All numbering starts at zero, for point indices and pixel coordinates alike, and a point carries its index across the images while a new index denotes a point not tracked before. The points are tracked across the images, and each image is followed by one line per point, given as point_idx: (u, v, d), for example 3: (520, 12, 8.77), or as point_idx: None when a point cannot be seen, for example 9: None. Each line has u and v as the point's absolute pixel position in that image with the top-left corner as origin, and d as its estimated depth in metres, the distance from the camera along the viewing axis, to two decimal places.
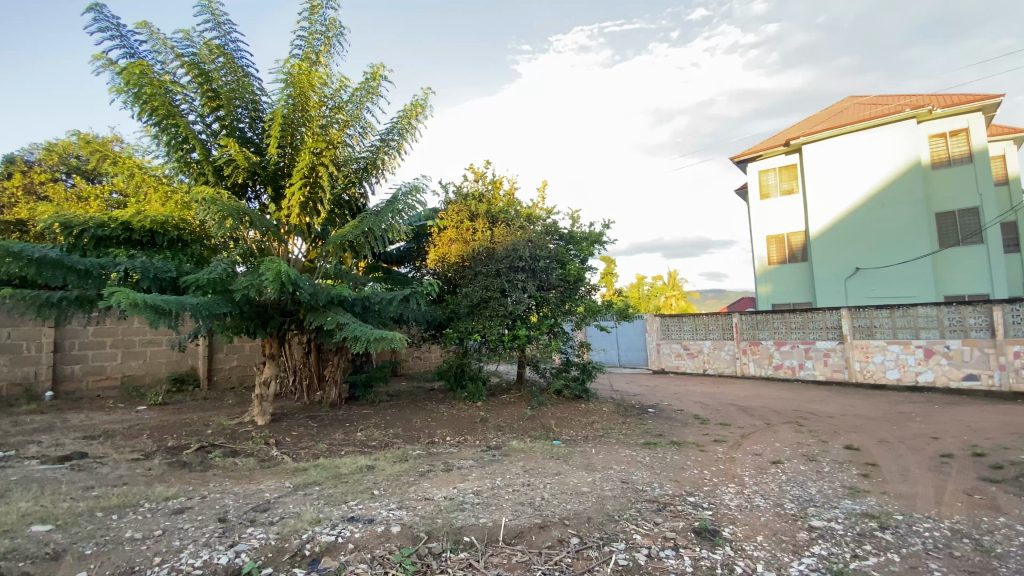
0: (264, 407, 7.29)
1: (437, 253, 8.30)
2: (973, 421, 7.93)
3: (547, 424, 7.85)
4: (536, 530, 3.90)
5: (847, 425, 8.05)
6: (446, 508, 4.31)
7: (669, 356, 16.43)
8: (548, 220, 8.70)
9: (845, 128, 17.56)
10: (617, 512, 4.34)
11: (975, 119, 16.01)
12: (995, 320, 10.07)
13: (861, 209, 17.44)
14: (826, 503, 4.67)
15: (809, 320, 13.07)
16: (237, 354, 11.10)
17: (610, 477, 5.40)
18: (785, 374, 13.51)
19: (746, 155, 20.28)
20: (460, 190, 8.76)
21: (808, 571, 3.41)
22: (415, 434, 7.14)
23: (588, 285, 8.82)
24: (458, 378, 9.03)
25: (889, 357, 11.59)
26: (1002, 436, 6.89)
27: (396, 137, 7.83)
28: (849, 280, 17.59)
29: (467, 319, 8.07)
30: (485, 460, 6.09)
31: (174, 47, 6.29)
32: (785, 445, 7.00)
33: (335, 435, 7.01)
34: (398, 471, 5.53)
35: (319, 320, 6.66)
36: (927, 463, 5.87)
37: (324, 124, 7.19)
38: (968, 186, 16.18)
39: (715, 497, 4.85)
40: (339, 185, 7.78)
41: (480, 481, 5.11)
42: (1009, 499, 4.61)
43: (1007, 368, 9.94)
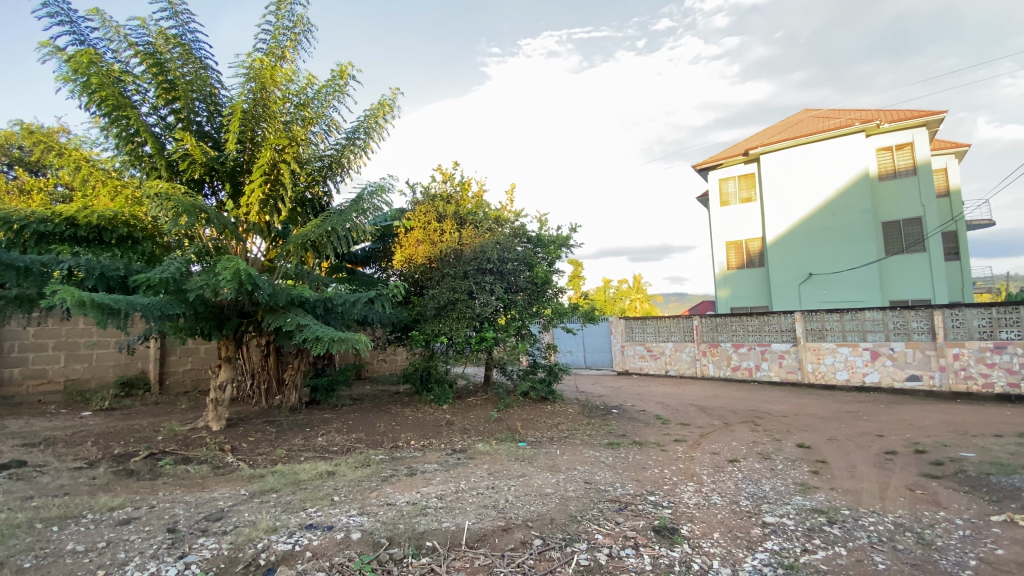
0: (219, 412, 7.01)
1: (404, 254, 8.19)
2: (915, 419, 8.41)
3: (513, 426, 7.86)
4: (499, 533, 3.89)
5: (800, 424, 8.39)
6: (408, 513, 4.24)
7: (633, 357, 16.77)
8: (517, 223, 8.72)
9: (801, 140, 18.36)
10: (580, 512, 4.38)
11: (919, 135, 16.99)
12: (936, 324, 10.70)
13: (815, 218, 18.25)
14: (779, 499, 4.85)
15: (765, 322, 13.56)
16: (192, 356, 10.70)
17: (574, 478, 5.45)
18: (743, 375, 13.96)
19: (707, 163, 20.92)
20: (427, 189, 8.68)
21: (761, 566, 3.52)
22: (378, 439, 7.02)
23: (556, 287, 8.85)
24: (424, 381, 8.95)
25: (839, 358, 12.16)
26: (941, 433, 7.33)
27: (362, 136, 7.71)
28: (804, 285, 18.37)
29: (433, 322, 8.00)
30: (450, 463, 6.04)
31: (127, 36, 6.01)
32: (741, 443, 7.23)
33: (295, 440, 6.81)
34: (359, 477, 5.41)
35: (278, 321, 6.47)
36: (873, 460, 6.18)
37: (288, 121, 7.01)
38: (912, 197, 17.12)
39: (675, 496, 4.96)
40: (301, 183, 7.58)
41: (444, 485, 5.06)
42: (947, 494, 4.90)
43: (946, 369, 10.58)
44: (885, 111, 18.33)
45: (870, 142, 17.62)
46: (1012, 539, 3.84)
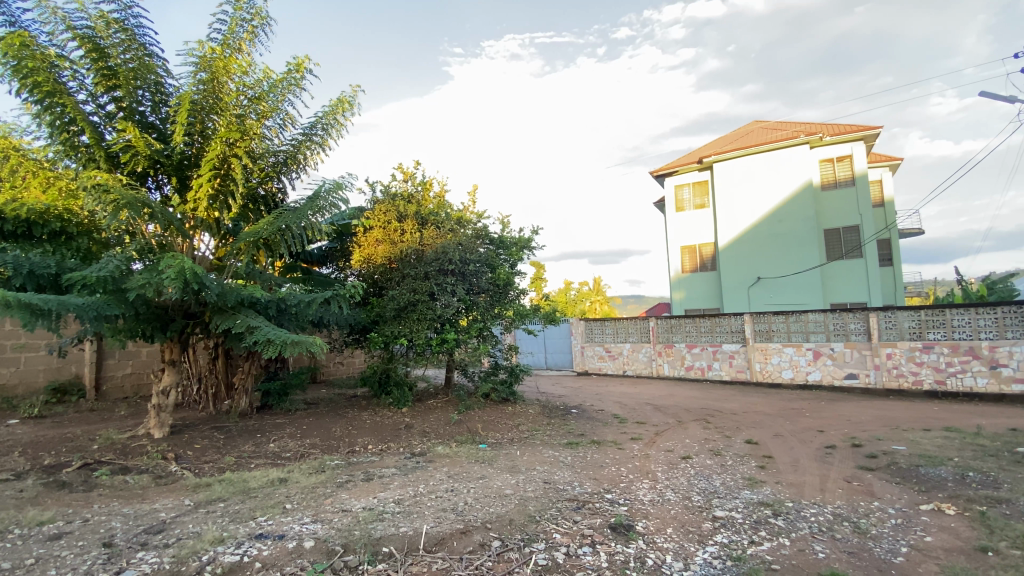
0: (162, 419, 6.63)
1: (362, 254, 8.01)
2: (853, 415, 8.95)
3: (473, 428, 7.84)
4: (457, 536, 3.86)
5: (748, 421, 8.77)
6: (364, 519, 4.15)
7: (593, 358, 17.06)
8: (479, 224, 8.70)
9: (751, 150, 19.20)
10: (539, 512, 4.41)
11: (858, 148, 18.11)
12: (872, 325, 11.43)
13: (763, 225, 19.14)
14: (728, 494, 5.05)
15: (716, 324, 14.09)
16: (132, 360, 10.10)
17: (533, 478, 5.49)
18: (696, 375, 14.45)
19: (663, 170, 21.57)
20: (388, 189, 8.52)
21: (711, 558, 3.65)
22: (334, 444, 6.83)
23: (518, 289, 8.88)
24: (382, 385, 8.75)
25: (784, 358, 12.79)
26: (876, 428, 7.83)
27: (320, 132, 7.50)
28: (753, 288, 19.22)
29: (393, 323, 7.86)
30: (408, 467, 5.95)
31: (64, 18, 5.61)
32: (693, 441, 7.48)
33: (244, 447, 6.54)
34: (313, 483, 5.24)
35: (227, 322, 6.20)
36: (815, 454, 6.53)
37: (240, 115, 6.73)
38: (851, 206, 18.17)
39: (631, 493, 5.08)
40: (254, 179, 7.30)
41: (402, 490, 4.97)
42: (881, 485, 5.24)
43: (880, 368, 11.30)
44: (827, 125, 19.44)
45: (814, 153, 18.62)
46: (938, 526, 4.14)
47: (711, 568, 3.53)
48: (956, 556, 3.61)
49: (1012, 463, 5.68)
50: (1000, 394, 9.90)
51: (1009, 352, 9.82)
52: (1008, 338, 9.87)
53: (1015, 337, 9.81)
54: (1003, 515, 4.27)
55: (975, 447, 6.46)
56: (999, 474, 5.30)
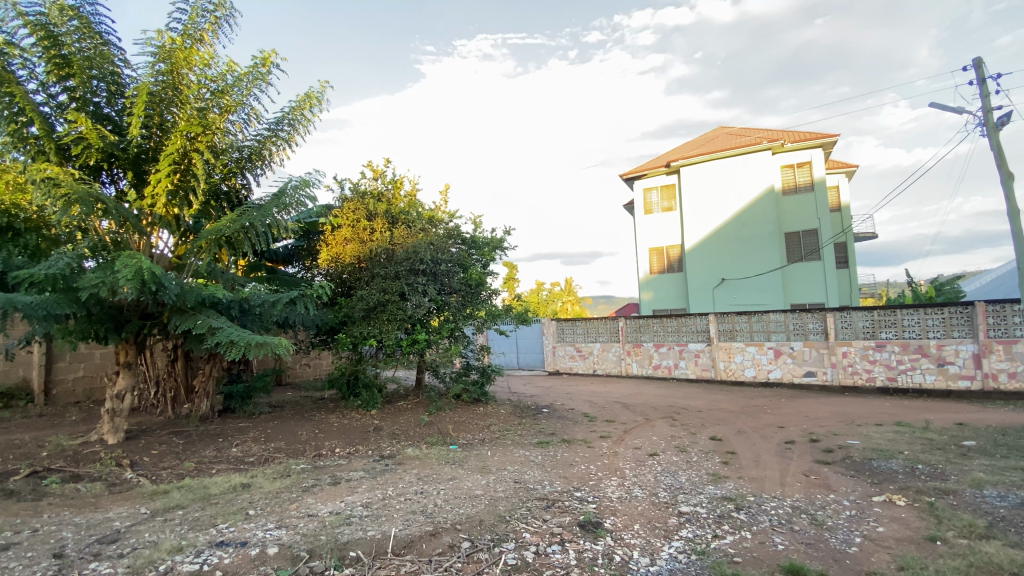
0: (116, 424, 6.31)
1: (330, 253, 7.85)
2: (811, 411, 9.32)
3: (444, 429, 7.79)
4: (427, 538, 3.83)
5: (713, 418, 9.01)
6: (331, 523, 4.07)
7: (564, 357, 17.18)
8: (451, 224, 8.64)
9: (716, 155, 19.75)
10: (509, 512, 4.42)
11: (816, 155, 18.85)
12: (829, 325, 11.92)
13: (728, 227, 19.71)
14: (693, 489, 5.18)
15: (683, 324, 14.41)
16: (85, 362, 9.61)
17: (503, 478, 5.49)
18: (663, 373, 14.75)
19: (633, 173, 21.94)
20: (357, 186, 8.38)
21: (676, 553, 3.74)
22: (299, 448, 6.67)
23: (490, 289, 8.87)
24: (351, 386, 8.59)
25: (747, 357, 13.20)
26: (832, 424, 8.17)
27: (286, 128, 7.33)
28: (718, 289, 19.77)
29: (362, 324, 7.73)
30: (377, 470, 5.86)
31: (13, 2, 5.30)
32: (661, 438, 7.64)
33: (205, 452, 6.31)
34: (278, 488, 5.11)
35: (186, 323, 5.98)
36: (775, 449, 6.77)
37: (202, 108, 6.50)
38: (810, 210, 18.86)
39: (600, 491, 5.15)
40: (217, 175, 7.05)
41: (370, 493, 4.90)
42: (836, 478, 5.48)
43: (837, 366, 11.80)
44: (788, 132, 20.18)
45: (775, 159, 19.28)
46: (889, 517, 4.35)
47: (677, 562, 3.62)
48: (906, 545, 3.81)
49: (957, 456, 6.02)
50: (946, 389, 10.48)
51: (955, 350, 10.40)
52: (954, 337, 10.45)
53: (960, 336, 10.40)
54: (949, 505, 4.52)
55: (924, 440, 6.82)
56: (945, 466, 5.61)
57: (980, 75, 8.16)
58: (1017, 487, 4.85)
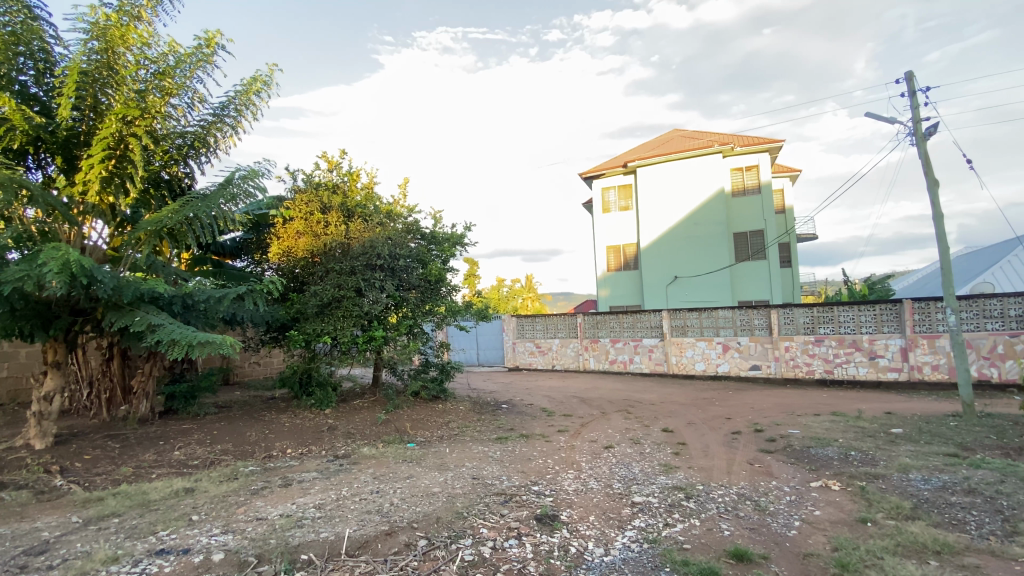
0: (45, 428, 5.83)
1: (281, 246, 7.56)
2: (756, 403, 9.79)
3: (401, 428, 7.67)
4: (382, 538, 3.77)
5: (665, 411, 9.33)
6: (281, 526, 3.94)
7: (524, 354, 17.21)
8: (410, 218, 8.48)
9: (671, 156, 20.34)
10: (466, 508, 4.42)
11: (763, 159, 19.74)
12: (773, 321, 12.55)
13: (681, 227, 20.38)
14: (646, 480, 5.35)
15: (638, 319, 14.80)
16: (8, 362, 8.87)
17: (461, 475, 5.48)
18: (619, 368, 15.10)
19: (591, 172, 22.32)
20: (311, 177, 8.11)
21: (629, 542, 3.85)
22: (248, 449, 6.41)
23: (449, 285, 8.79)
24: (304, 385, 8.32)
25: (697, 351, 13.71)
26: (775, 414, 8.62)
27: (233, 114, 7.01)
28: (671, 286, 20.42)
29: (315, 320, 7.49)
30: (331, 470, 5.71)
31: None
32: (615, 431, 7.84)
33: (144, 456, 5.96)
34: (224, 492, 4.89)
35: (123, 320, 5.62)
36: (722, 440, 7.07)
37: (140, 90, 6.11)
38: (757, 212, 19.72)
39: (557, 484, 5.23)
40: (156, 162, 6.64)
41: (324, 494, 4.77)
42: (778, 466, 5.78)
43: (780, 359, 12.45)
44: (738, 136, 21.05)
45: (725, 162, 20.04)
46: (826, 501, 4.64)
47: (629, 551, 3.72)
48: (840, 528, 4.07)
49: (885, 442, 6.49)
50: (877, 381, 11.26)
51: (885, 344, 11.18)
52: (884, 332, 11.24)
53: (890, 331, 11.20)
54: (878, 488, 4.87)
55: (856, 428, 7.32)
56: (875, 452, 6.04)
57: (910, 87, 8.77)
58: (938, 471, 5.28)
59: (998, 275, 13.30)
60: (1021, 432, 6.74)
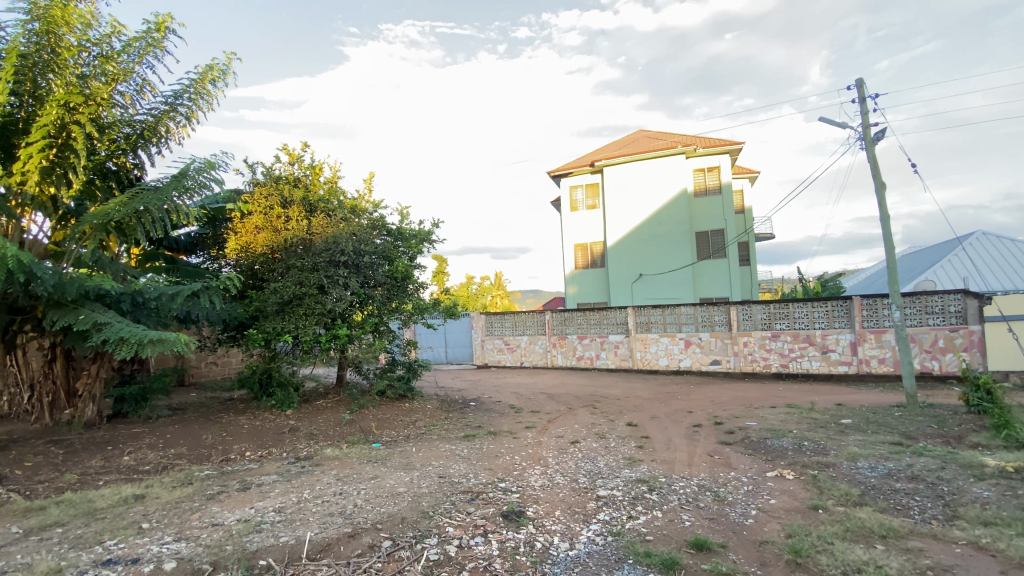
0: None
1: (239, 242, 7.29)
2: (717, 397, 10.10)
3: (366, 428, 7.53)
4: (344, 540, 3.70)
5: (630, 405, 9.51)
6: (238, 532, 3.81)
7: (493, 351, 17.06)
8: (375, 214, 8.32)
9: (637, 156, 20.70)
10: (432, 507, 4.39)
11: (723, 161, 20.36)
12: (732, 317, 12.97)
13: (646, 226, 20.78)
14: (611, 473, 5.44)
15: (604, 316, 15.02)
16: None
17: (428, 474, 5.42)
18: (585, 364, 15.29)
19: (559, 170, 22.48)
20: (270, 170, 7.85)
21: (593, 536, 3.91)
22: (204, 453, 6.17)
23: (416, 283, 8.66)
24: (264, 386, 8.06)
25: (661, 347, 14.03)
26: (734, 407, 8.91)
27: (186, 103, 6.70)
28: (636, 284, 20.81)
29: (275, 319, 7.26)
30: (292, 473, 5.56)
31: None
32: (582, 426, 7.93)
33: (90, 462, 5.65)
34: (177, 498, 4.68)
35: (65, 318, 5.30)
36: (684, 433, 7.26)
37: (84, 75, 5.78)
38: (718, 212, 20.29)
39: (523, 480, 5.25)
40: (101, 152, 6.27)
41: (284, 497, 4.64)
42: (737, 457, 5.99)
43: (739, 354, 12.88)
44: (700, 138, 21.62)
45: (688, 163, 20.54)
46: (781, 490, 4.84)
47: (594, 544, 3.78)
48: (794, 515, 4.25)
49: (836, 432, 6.81)
50: (829, 374, 11.81)
51: (836, 339, 11.73)
52: (836, 328, 11.79)
53: (840, 327, 11.76)
54: (829, 476, 5.11)
55: (809, 420, 7.65)
56: (826, 442, 6.33)
57: (860, 94, 9.20)
58: (883, 458, 5.58)
59: (939, 273, 14.12)
60: (958, 421, 7.19)
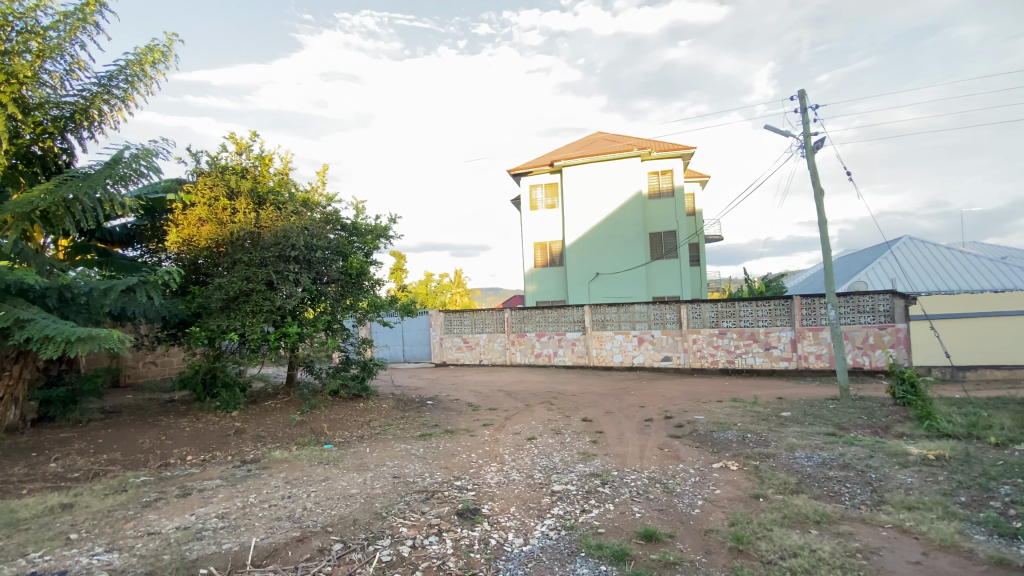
0: None
1: (180, 234, 6.92)
2: (668, 392, 10.44)
3: (318, 429, 7.31)
4: (292, 545, 3.58)
5: (585, 401, 9.69)
6: (177, 540, 3.62)
7: (451, 349, 16.94)
8: (329, 208, 8.08)
9: (594, 157, 21.07)
10: (385, 508, 4.31)
11: (677, 164, 21.03)
12: (682, 315, 13.46)
13: (603, 226, 21.19)
14: (565, 468, 5.53)
15: (562, 314, 15.21)
16: None
17: (381, 475, 5.33)
18: (543, 361, 15.44)
19: (520, 169, 22.55)
20: (216, 159, 7.47)
21: (548, 530, 3.96)
22: (140, 458, 5.81)
23: (372, 279, 8.45)
24: (208, 386, 7.69)
25: (616, 344, 14.36)
26: (684, 402, 9.25)
27: (122, 85, 6.27)
28: (592, 283, 21.19)
29: (220, 316, 6.92)
30: (237, 477, 5.32)
31: None
32: (538, 422, 8.02)
33: (12, 471, 5.21)
34: (110, 506, 4.39)
35: None
36: (637, 427, 7.48)
37: (5, 51, 5.34)
38: (671, 213, 20.94)
39: (480, 477, 5.27)
40: (24, 134, 5.78)
41: (227, 502, 4.44)
42: (685, 449, 6.22)
43: (688, 351, 13.37)
44: (655, 141, 22.26)
45: (644, 165, 21.10)
46: (726, 480, 5.07)
47: (548, 539, 3.83)
48: (737, 504, 4.46)
49: (776, 425, 7.19)
50: (770, 369, 12.46)
51: (777, 336, 12.39)
52: (778, 326, 12.45)
53: (782, 325, 12.43)
54: (770, 466, 5.39)
55: (753, 413, 8.05)
56: (768, 434, 6.68)
57: (802, 104, 9.72)
58: (819, 448, 5.95)
59: (870, 275, 15.17)
60: (885, 413, 7.76)
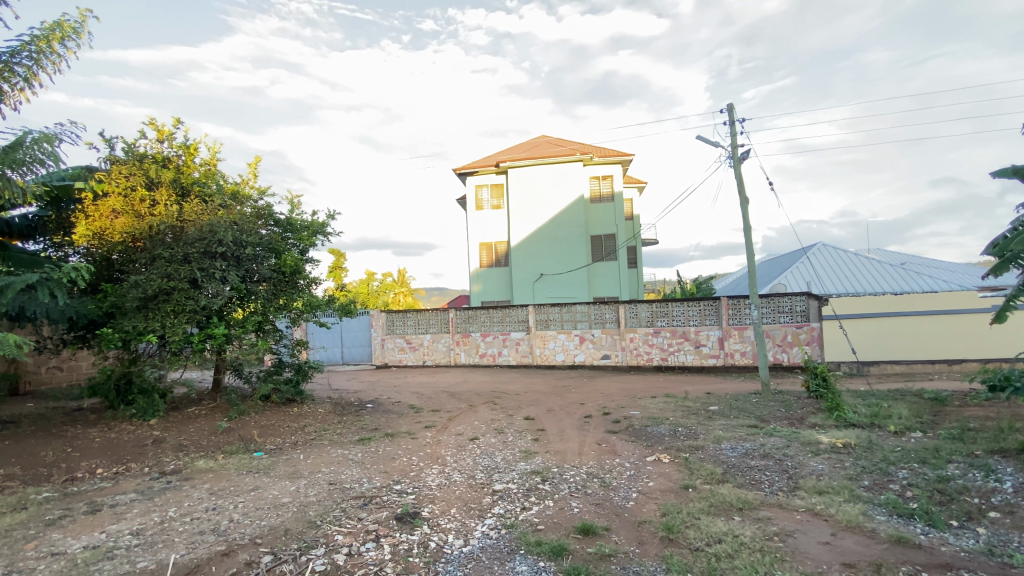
0: None
1: (90, 227, 6.33)
2: (607, 389, 10.78)
3: (247, 436, 6.92)
4: (217, 559, 3.38)
5: (528, 400, 9.82)
6: (85, 561, 3.32)
7: (392, 350, 16.53)
8: (261, 201, 7.66)
9: (539, 160, 21.34)
10: (320, 517, 4.15)
11: (616, 170, 21.75)
12: (620, 315, 13.95)
13: (546, 227, 21.53)
14: (507, 467, 5.58)
15: (506, 314, 15.30)
16: None
17: (317, 482, 5.13)
18: (487, 361, 15.46)
19: (465, 169, 22.41)
20: (133, 147, 6.89)
21: (488, 530, 3.98)
22: (42, 473, 5.26)
23: (308, 278, 8.10)
24: (122, 393, 7.08)
25: (558, 343, 14.64)
26: (622, 398, 9.59)
27: (25, 62, 5.64)
28: (536, 283, 21.48)
29: (136, 316, 6.39)
30: (155, 490, 4.94)
31: None
32: (481, 422, 8.03)
33: None
34: (6, 526, 3.95)
35: None
36: (576, 424, 7.66)
37: None
38: (610, 217, 21.63)
39: (420, 480, 5.19)
40: None
41: (144, 518, 4.11)
42: (621, 444, 6.45)
43: (626, 349, 13.88)
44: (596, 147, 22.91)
45: (586, 170, 21.65)
46: (658, 473, 5.31)
47: (488, 538, 3.85)
48: (668, 495, 4.68)
49: (705, 418, 7.62)
50: (701, 366, 13.17)
51: (707, 335, 13.14)
52: (707, 325, 13.20)
53: (711, 324, 13.19)
54: (699, 458, 5.71)
55: (684, 407, 8.49)
56: (697, 427, 7.07)
57: (732, 117, 10.36)
58: (743, 440, 6.37)
59: (789, 278, 16.44)
60: (800, 405, 8.42)
